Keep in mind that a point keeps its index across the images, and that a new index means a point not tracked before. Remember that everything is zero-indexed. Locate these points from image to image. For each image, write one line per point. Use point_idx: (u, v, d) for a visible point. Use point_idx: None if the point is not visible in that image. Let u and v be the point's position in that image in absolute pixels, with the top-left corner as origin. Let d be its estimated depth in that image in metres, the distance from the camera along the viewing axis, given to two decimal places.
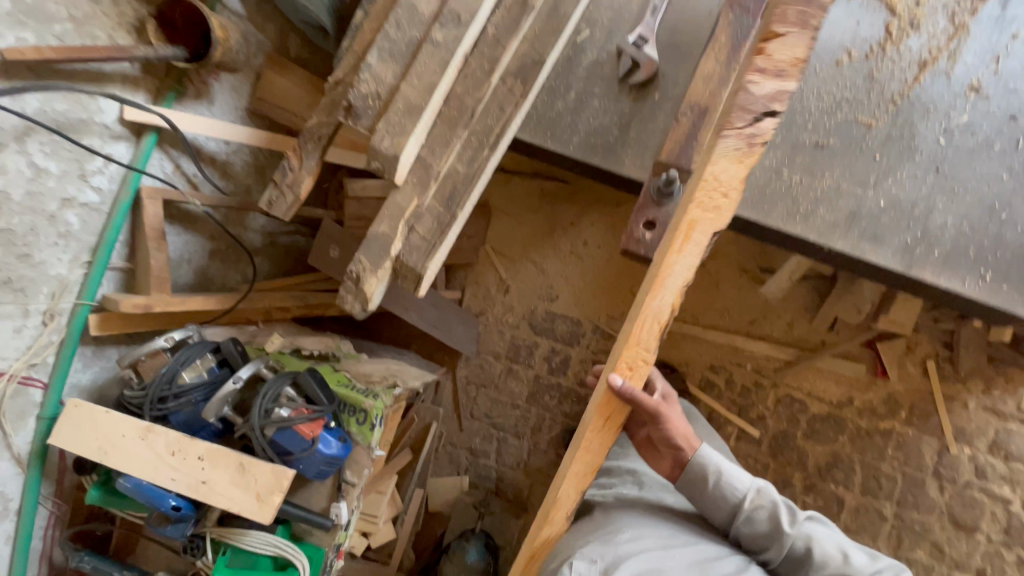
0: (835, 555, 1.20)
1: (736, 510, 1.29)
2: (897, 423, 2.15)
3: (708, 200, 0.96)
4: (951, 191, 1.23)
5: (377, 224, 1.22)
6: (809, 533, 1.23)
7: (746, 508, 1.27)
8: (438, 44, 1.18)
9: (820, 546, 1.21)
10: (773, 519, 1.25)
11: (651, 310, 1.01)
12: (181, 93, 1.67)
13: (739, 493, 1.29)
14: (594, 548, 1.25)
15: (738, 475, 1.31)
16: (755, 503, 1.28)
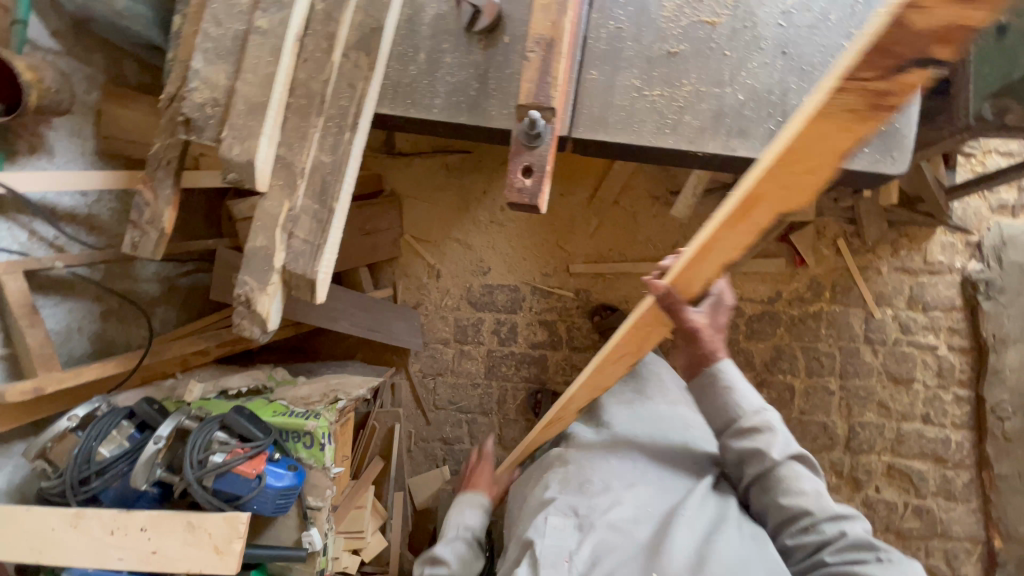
0: (808, 489, 1.03)
1: (727, 429, 1.12)
2: (825, 304, 2.27)
3: (792, 158, 0.76)
4: (810, 64, 1.03)
5: (253, 239, 1.14)
6: (793, 468, 1.05)
7: (742, 431, 1.09)
8: (264, 32, 1.11)
9: (798, 482, 1.03)
10: (766, 444, 1.07)
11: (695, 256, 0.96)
12: (11, 152, 1.49)
13: (743, 411, 1.10)
14: (565, 495, 1.14)
15: (749, 394, 1.12)
16: (756, 424, 1.09)
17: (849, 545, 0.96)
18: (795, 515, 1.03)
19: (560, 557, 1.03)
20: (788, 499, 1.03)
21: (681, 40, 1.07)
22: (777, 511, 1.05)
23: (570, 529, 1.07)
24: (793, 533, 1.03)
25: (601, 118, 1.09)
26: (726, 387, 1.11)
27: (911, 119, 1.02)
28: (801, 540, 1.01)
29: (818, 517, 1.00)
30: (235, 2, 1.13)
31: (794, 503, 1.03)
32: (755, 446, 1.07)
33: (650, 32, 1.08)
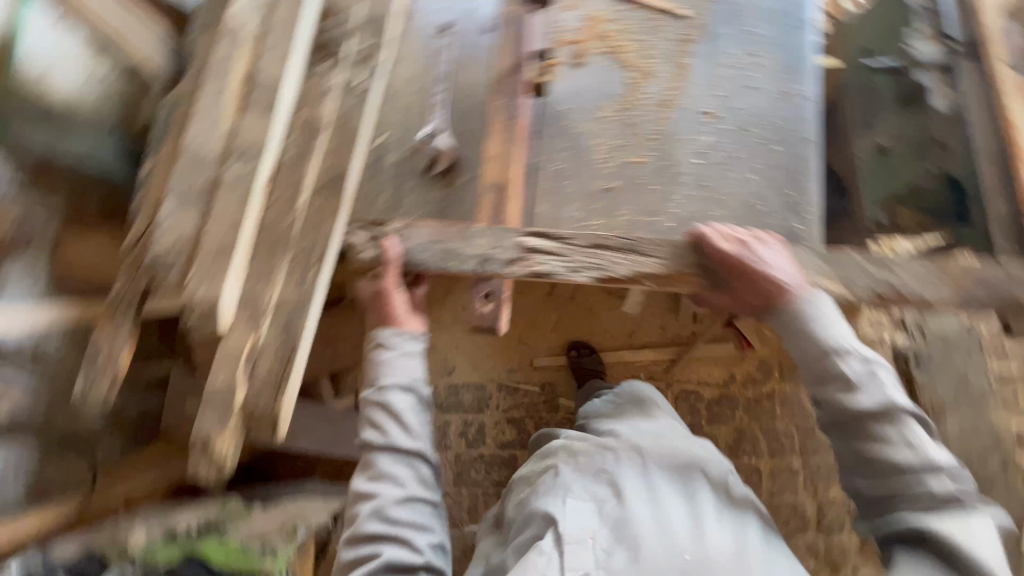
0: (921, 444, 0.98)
1: (817, 364, 1.07)
2: (776, 385, 2.40)
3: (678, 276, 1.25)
4: (724, 195, 1.25)
5: (214, 377, 1.13)
6: (905, 422, 1.00)
7: (833, 359, 1.05)
8: (234, 180, 1.19)
9: (914, 438, 0.98)
10: (863, 371, 1.03)
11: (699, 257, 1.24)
12: None
13: (832, 341, 1.06)
14: (579, 483, 1.19)
15: (843, 328, 1.08)
16: (844, 362, 1.04)
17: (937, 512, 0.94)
18: (878, 448, 1.00)
19: (583, 535, 1.09)
20: (871, 432, 1.01)
21: (615, 177, 1.25)
22: (857, 443, 1.02)
23: (592, 510, 1.13)
24: (879, 474, 0.99)
25: (550, 245, 1.21)
26: (813, 322, 1.08)
27: (815, 238, 1.21)
28: (881, 476, 0.99)
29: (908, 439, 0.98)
30: (206, 153, 1.21)
31: (882, 439, 1.00)
32: (845, 394, 1.03)
33: (588, 172, 1.25)
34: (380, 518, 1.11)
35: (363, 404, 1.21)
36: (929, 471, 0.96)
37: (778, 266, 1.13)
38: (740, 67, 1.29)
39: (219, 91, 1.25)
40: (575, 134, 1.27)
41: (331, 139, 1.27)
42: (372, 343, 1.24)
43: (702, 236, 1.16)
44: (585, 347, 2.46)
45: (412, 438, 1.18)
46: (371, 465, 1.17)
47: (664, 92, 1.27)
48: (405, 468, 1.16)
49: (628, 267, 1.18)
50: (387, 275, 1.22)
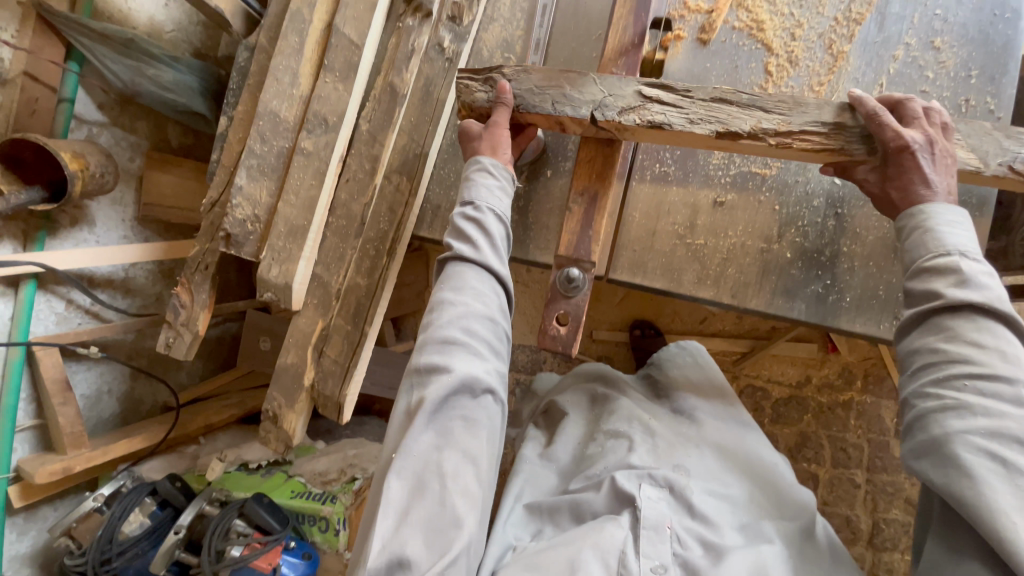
0: (1011, 358, 0.71)
1: (920, 265, 0.81)
2: (855, 394, 2.22)
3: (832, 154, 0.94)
4: (863, 228, 0.99)
5: (285, 355, 1.15)
6: (998, 334, 0.73)
7: (934, 262, 0.79)
8: (309, 154, 1.11)
9: (1008, 347, 0.72)
10: (974, 285, 0.75)
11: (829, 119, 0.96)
12: (53, 226, 1.50)
13: (937, 243, 0.80)
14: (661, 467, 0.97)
15: (968, 239, 0.80)
16: (961, 263, 0.78)
17: (992, 436, 0.68)
18: (949, 362, 0.74)
19: (661, 522, 0.88)
20: (955, 346, 0.74)
21: (729, 189, 1.04)
22: (924, 364, 0.77)
23: (671, 498, 0.92)
24: (948, 381, 0.73)
25: (641, 260, 1.07)
26: (931, 215, 0.82)
27: None
28: (943, 394, 0.73)
29: (998, 374, 0.70)
30: (282, 120, 1.14)
31: (955, 356, 0.73)
32: (941, 286, 0.78)
33: (697, 180, 1.05)
34: (442, 346, 0.86)
35: (452, 221, 0.95)
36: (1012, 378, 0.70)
37: (936, 174, 0.85)
38: (916, 60, 1.01)
39: (295, 48, 1.14)
40: None
41: (411, 111, 1.15)
42: (475, 167, 0.98)
43: (874, 112, 0.86)
44: (650, 327, 2.34)
45: (499, 259, 0.94)
46: (452, 277, 0.92)
47: (809, 87, 1.02)
48: (481, 291, 0.91)
49: (752, 122, 0.90)
50: (503, 114, 0.97)
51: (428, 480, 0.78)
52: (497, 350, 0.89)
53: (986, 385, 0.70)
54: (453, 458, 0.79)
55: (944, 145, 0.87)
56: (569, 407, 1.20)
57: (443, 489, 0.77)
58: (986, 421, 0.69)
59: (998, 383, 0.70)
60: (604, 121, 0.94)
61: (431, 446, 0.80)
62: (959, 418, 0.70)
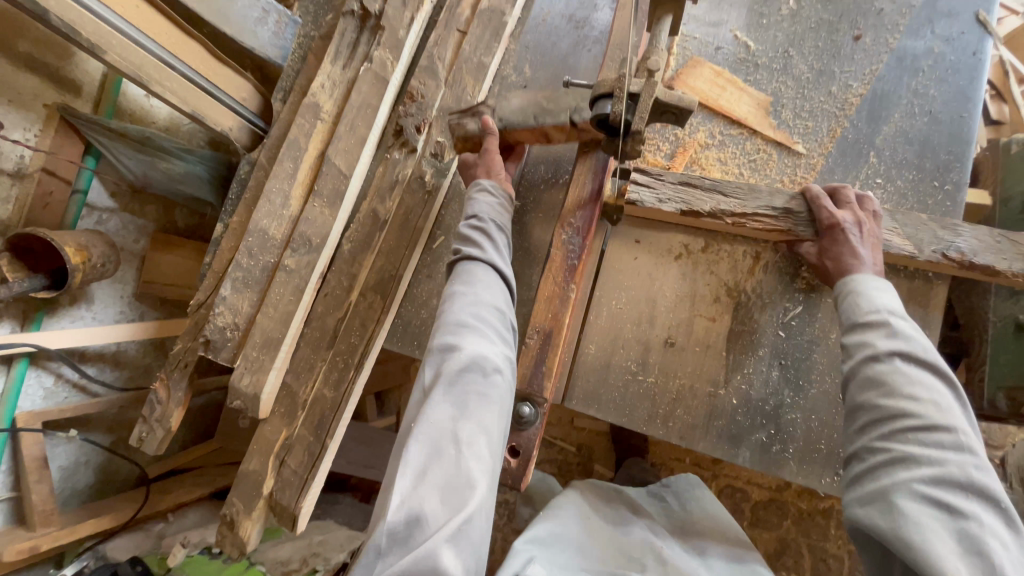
0: (945, 411, 0.74)
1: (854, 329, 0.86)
2: (835, 502, 2.20)
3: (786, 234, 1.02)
4: (805, 380, 1.05)
5: (247, 461, 1.18)
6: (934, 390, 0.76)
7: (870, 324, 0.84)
8: (291, 272, 1.19)
9: (944, 402, 0.74)
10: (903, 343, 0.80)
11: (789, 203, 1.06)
12: (53, 305, 1.58)
13: (868, 304, 0.86)
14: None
15: (894, 302, 0.86)
16: (888, 324, 0.83)
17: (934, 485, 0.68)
18: (891, 414, 0.76)
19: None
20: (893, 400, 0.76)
21: (679, 332, 1.10)
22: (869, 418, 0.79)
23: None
24: (888, 427, 0.75)
25: (595, 394, 1.11)
26: (864, 282, 0.89)
27: None
28: (890, 446, 0.74)
29: (936, 425, 0.72)
30: (270, 237, 1.23)
31: (894, 408, 0.76)
32: (873, 339, 0.83)
33: (650, 321, 1.11)
34: (455, 329, 0.85)
35: (457, 229, 1.01)
36: (949, 424, 0.72)
37: (867, 249, 0.93)
38: None
39: (289, 173, 1.25)
40: (643, 273, 1.13)
41: (390, 235, 1.23)
42: (475, 188, 1.07)
43: (817, 197, 0.98)
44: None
45: (502, 259, 0.98)
46: (463, 273, 0.95)
47: (756, 242, 1.10)
48: (490, 286, 0.93)
49: (712, 204, 1.02)
50: (492, 141, 1.09)
51: (444, 446, 0.73)
52: (506, 338, 0.88)
53: (925, 435, 0.72)
54: (469, 427, 0.74)
55: (872, 228, 0.97)
56: (579, 498, 1.18)
57: (459, 454, 0.72)
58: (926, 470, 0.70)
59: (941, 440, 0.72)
60: (580, 120, 1.01)
61: (447, 415, 0.75)
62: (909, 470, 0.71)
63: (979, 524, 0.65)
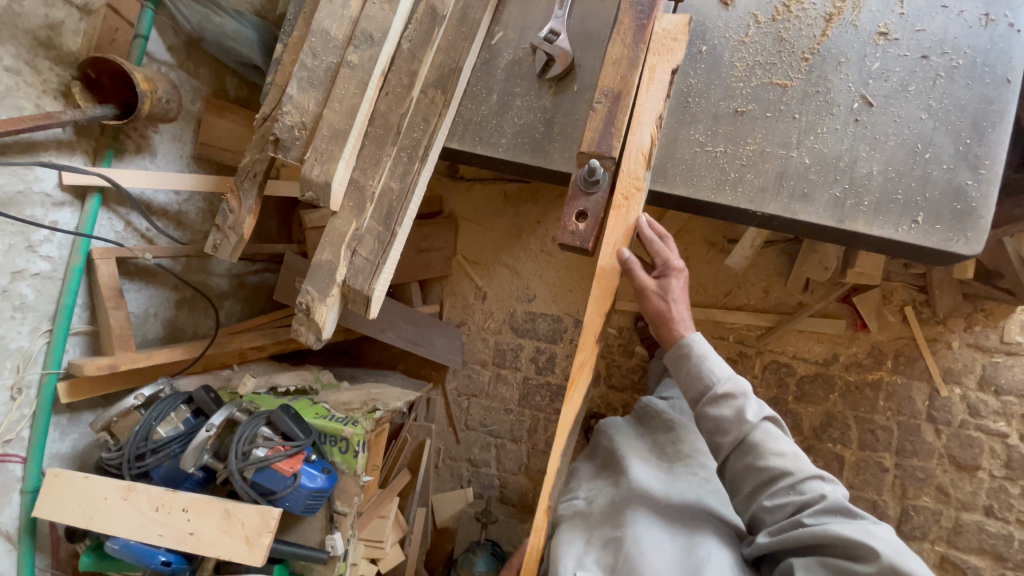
0: (785, 450, 0.98)
1: (702, 401, 1.05)
2: (884, 374, 2.01)
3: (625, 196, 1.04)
4: (883, 133, 1.02)
5: (320, 252, 1.23)
6: (765, 430, 1.00)
7: (713, 399, 1.03)
8: (354, 66, 1.20)
9: (771, 443, 0.99)
10: (737, 413, 1.01)
11: (631, 145, 1.03)
12: (120, 150, 1.63)
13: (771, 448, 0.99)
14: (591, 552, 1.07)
15: (719, 364, 1.06)
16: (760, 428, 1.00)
17: (857, 530, 0.87)
18: (769, 475, 0.98)
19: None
20: (767, 461, 0.98)
21: (749, 100, 1.08)
22: (759, 492, 0.99)
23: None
24: (779, 496, 0.97)
25: (662, 167, 1.11)
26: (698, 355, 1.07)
27: (993, 199, 0.97)
28: (783, 503, 0.96)
29: (793, 479, 0.96)
30: (332, 37, 1.23)
31: (772, 471, 0.98)
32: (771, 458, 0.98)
33: (719, 91, 1.09)
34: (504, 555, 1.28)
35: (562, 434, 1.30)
36: (803, 477, 0.96)
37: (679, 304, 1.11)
38: None
39: None
40: (711, 46, 1.11)
41: (449, 32, 1.23)
42: None
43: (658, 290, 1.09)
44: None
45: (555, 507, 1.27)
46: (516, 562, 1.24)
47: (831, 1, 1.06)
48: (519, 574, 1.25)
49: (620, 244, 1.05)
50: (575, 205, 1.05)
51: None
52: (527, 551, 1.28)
53: (820, 510, 0.92)
54: None
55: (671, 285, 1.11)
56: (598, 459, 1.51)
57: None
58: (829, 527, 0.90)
59: (779, 475, 0.97)
60: None
61: None
62: (846, 557, 0.86)
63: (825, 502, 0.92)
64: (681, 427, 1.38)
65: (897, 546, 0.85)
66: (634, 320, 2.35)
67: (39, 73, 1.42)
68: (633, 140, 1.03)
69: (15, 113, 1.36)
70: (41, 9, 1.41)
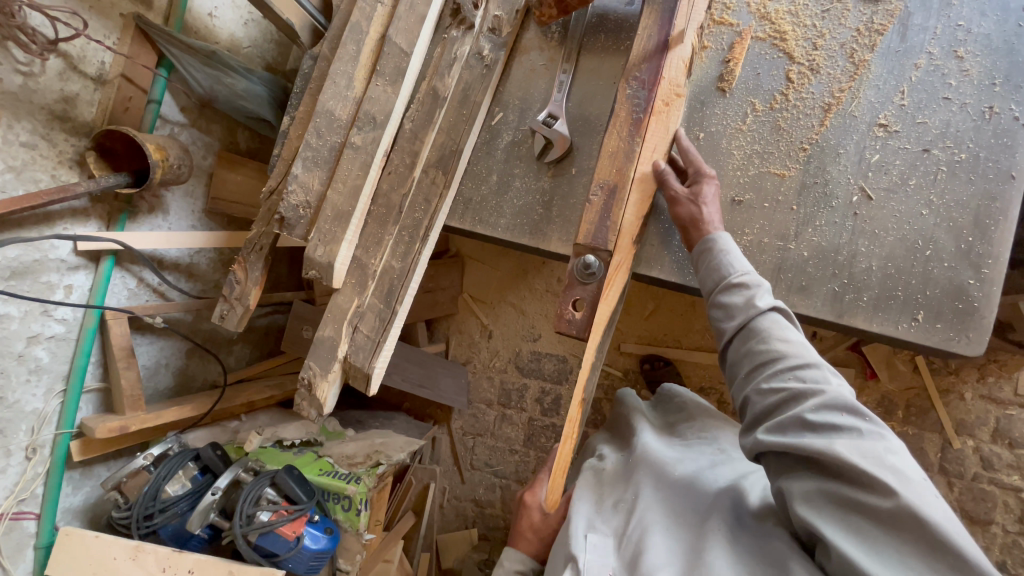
0: (792, 340, 0.91)
1: (715, 291, 1.02)
2: (895, 425, 1.96)
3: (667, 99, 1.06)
4: (882, 229, 1.05)
5: (323, 328, 1.25)
6: (773, 318, 0.94)
7: (726, 287, 0.99)
8: (357, 148, 1.22)
9: (777, 331, 0.92)
10: (746, 301, 0.97)
11: (673, 56, 1.05)
12: (134, 212, 1.68)
13: (774, 337, 0.92)
14: (599, 514, 1.03)
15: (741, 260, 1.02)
16: (769, 316, 0.95)
17: (866, 455, 0.75)
18: (769, 361, 0.91)
19: (603, 571, 0.93)
20: (770, 347, 0.92)
21: (747, 189, 1.10)
22: (756, 375, 0.92)
23: (615, 546, 0.96)
24: (776, 384, 0.88)
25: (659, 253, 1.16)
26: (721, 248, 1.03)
27: (996, 297, 1.00)
28: (780, 390, 0.87)
29: (791, 363, 0.88)
30: (336, 117, 1.25)
31: (772, 355, 0.91)
32: (772, 346, 0.91)
33: (716, 179, 1.12)
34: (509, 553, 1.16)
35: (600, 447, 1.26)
36: (803, 366, 0.87)
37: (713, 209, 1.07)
38: (937, 68, 1.06)
39: (353, 55, 1.25)
40: (708, 132, 1.13)
41: (450, 113, 1.25)
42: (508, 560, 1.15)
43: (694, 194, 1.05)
44: (659, 359, 2.29)
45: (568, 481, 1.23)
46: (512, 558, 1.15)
47: (830, 92, 1.09)
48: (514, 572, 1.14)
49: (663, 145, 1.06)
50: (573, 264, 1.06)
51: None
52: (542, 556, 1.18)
53: (820, 405, 0.82)
54: None
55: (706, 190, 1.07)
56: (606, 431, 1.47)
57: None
58: (829, 430, 0.80)
59: (780, 364, 0.90)
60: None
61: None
62: (845, 482, 0.76)
63: (825, 396, 0.82)
64: (701, 409, 1.34)
65: (910, 476, 0.73)
66: (640, 363, 2.33)
67: (55, 144, 1.47)
68: (674, 53, 1.06)
69: (31, 186, 1.42)
70: (57, 83, 1.46)
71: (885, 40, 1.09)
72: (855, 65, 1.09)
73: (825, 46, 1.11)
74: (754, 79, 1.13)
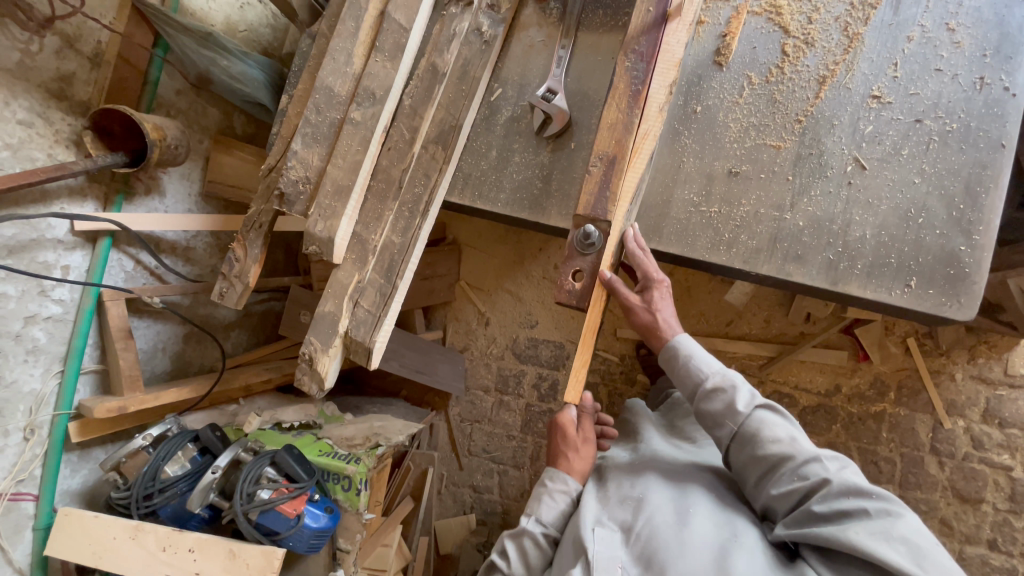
0: (784, 438, 0.98)
1: (695, 398, 1.08)
2: (887, 406, 1.98)
3: None
4: (876, 198, 1.07)
5: (323, 303, 1.26)
6: (760, 417, 1.01)
7: (704, 395, 1.06)
8: (357, 123, 1.22)
9: (768, 432, 0.99)
10: (727, 406, 1.03)
11: None
12: (130, 193, 1.67)
13: (771, 435, 0.98)
14: (606, 511, 1.06)
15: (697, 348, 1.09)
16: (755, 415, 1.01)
17: (874, 534, 0.83)
18: (774, 464, 0.98)
19: (611, 563, 0.95)
20: (767, 449, 0.98)
21: (744, 160, 1.13)
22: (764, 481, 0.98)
23: (622, 541, 0.99)
24: (783, 484, 0.96)
25: (657, 226, 1.18)
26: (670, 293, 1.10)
27: (986, 264, 1.02)
28: (789, 490, 0.94)
29: (794, 464, 0.95)
30: (335, 93, 1.25)
31: (774, 458, 0.97)
32: (771, 445, 0.98)
33: (713, 152, 1.15)
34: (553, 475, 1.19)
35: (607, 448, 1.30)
36: (805, 462, 0.94)
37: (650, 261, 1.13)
38: (929, 41, 1.08)
39: (352, 31, 1.25)
40: (705, 105, 1.17)
41: (449, 89, 1.25)
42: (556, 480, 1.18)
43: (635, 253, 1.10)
44: None
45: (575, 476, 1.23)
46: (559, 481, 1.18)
47: (824, 65, 1.11)
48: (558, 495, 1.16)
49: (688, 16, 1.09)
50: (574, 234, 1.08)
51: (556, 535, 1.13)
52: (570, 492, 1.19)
53: (827, 495, 0.90)
54: None
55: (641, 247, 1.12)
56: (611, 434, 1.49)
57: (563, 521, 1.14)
58: (838, 517, 0.88)
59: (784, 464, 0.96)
60: None
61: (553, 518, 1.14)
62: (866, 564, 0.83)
63: (830, 488, 0.90)
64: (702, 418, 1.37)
65: (919, 546, 0.81)
66: (636, 347, 2.35)
67: (52, 124, 1.46)
68: None
69: (28, 165, 1.41)
70: (54, 62, 1.46)
71: (878, 13, 1.11)
72: (849, 36, 1.11)
73: (819, 17, 1.13)
74: (748, 51, 1.16)
